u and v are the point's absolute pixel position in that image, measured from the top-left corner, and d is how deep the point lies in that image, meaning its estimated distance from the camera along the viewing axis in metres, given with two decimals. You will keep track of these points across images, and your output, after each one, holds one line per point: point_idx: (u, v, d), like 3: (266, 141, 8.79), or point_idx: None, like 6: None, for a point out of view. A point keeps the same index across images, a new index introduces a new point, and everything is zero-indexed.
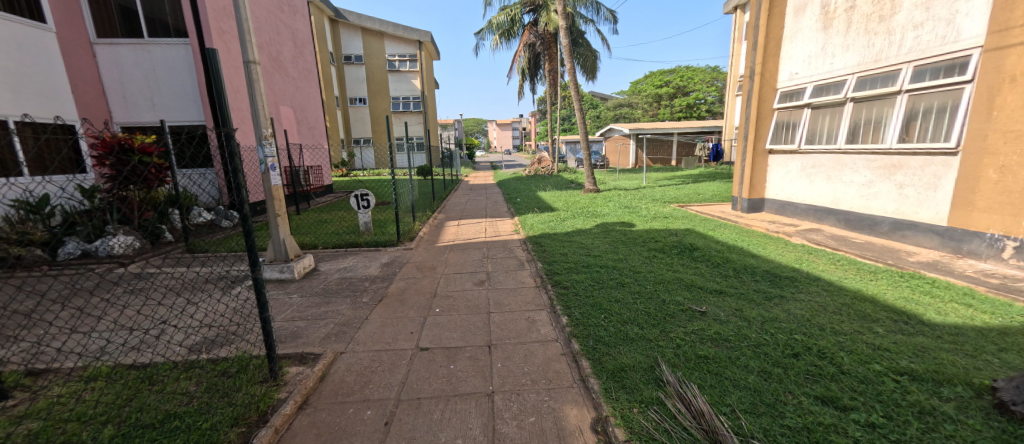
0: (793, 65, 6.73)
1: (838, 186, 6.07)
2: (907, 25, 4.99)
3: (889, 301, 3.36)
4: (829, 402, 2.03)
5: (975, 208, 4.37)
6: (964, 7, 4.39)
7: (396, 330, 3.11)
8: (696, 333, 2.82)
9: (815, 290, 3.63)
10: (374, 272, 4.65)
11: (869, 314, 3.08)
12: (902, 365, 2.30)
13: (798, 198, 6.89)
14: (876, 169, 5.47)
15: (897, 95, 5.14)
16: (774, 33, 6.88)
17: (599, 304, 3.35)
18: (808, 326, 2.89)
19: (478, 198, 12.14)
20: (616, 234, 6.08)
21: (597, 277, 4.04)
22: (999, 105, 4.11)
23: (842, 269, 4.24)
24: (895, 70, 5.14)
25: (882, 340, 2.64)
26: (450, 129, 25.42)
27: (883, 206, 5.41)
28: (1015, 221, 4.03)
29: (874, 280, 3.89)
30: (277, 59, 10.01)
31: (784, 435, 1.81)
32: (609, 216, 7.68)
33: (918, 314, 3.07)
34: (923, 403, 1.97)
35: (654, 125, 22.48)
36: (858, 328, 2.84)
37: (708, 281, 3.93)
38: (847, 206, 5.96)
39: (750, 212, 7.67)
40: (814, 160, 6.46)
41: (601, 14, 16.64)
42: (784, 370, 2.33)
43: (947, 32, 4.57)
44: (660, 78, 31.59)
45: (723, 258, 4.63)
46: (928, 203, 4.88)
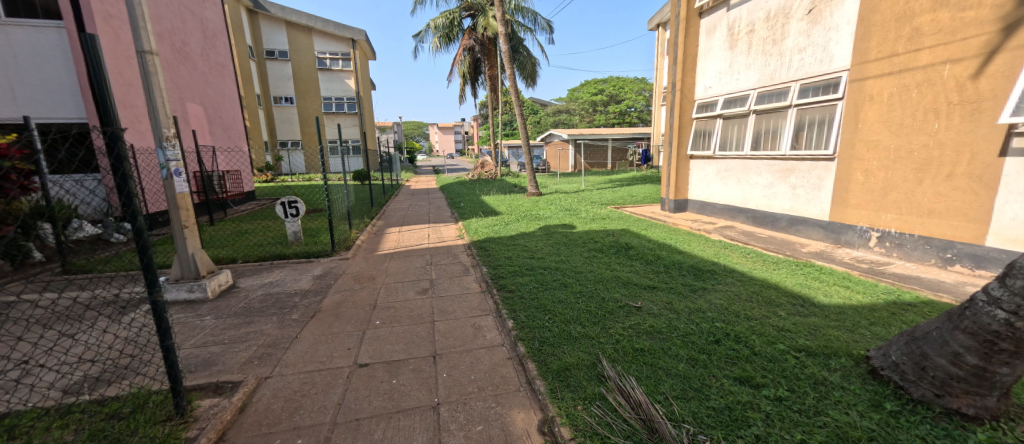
0: (707, 80, 7.50)
1: (746, 187, 6.85)
2: (793, 48, 5.80)
3: (789, 287, 3.86)
4: (745, 382, 2.27)
5: (849, 204, 5.19)
6: (835, 36, 5.22)
7: (331, 347, 2.89)
8: (632, 327, 3.00)
9: (731, 280, 4.05)
10: (305, 285, 4.30)
11: (774, 299, 3.50)
12: (801, 343, 2.64)
13: (715, 199, 7.64)
14: (775, 172, 6.25)
15: (788, 109, 5.94)
16: (691, 50, 7.62)
17: (543, 305, 3.42)
18: (726, 313, 3.21)
19: (419, 203, 11.82)
20: (558, 236, 6.27)
21: (541, 279, 4.12)
22: (863, 119, 4.94)
23: (752, 261, 4.78)
24: (786, 87, 5.94)
25: (784, 322, 3.01)
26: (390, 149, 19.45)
27: (782, 205, 6.20)
28: (876, 217, 4.88)
29: (777, 269, 4.44)
30: (182, 50, 8.89)
31: (709, 416, 1.98)
32: (551, 219, 7.92)
33: (812, 297, 3.57)
34: (817, 374, 2.28)
35: (591, 132, 23.72)
36: (766, 313, 3.21)
37: (642, 277, 4.19)
38: (753, 205, 6.73)
39: (676, 212, 8.36)
40: (726, 165, 7.23)
41: (540, 24, 17.14)
42: (708, 355, 2.57)
43: (823, 56, 5.39)
44: (595, 86, 33.47)
45: (655, 255, 4.99)
46: (814, 202, 5.68)
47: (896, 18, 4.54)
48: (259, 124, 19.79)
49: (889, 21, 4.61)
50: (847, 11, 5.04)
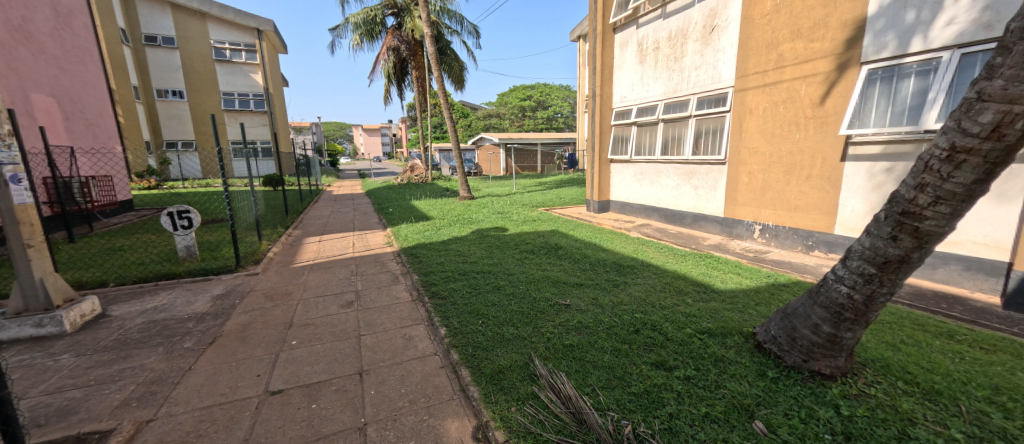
0: (622, 90, 8.15)
1: (658, 188, 7.55)
2: (691, 65, 6.56)
3: (695, 276, 4.34)
4: (661, 366, 2.49)
5: (738, 202, 6.00)
6: (722, 57, 6.02)
7: (236, 376, 2.56)
8: (562, 324, 3.12)
9: (647, 274, 4.43)
10: (202, 307, 3.75)
11: (682, 288, 3.91)
12: (704, 326, 2.98)
13: (632, 199, 8.30)
14: (681, 175, 6.99)
15: (689, 119, 6.70)
16: (607, 62, 8.22)
17: (476, 310, 3.40)
18: (643, 304, 3.50)
19: (342, 209, 11.04)
20: (490, 239, 6.30)
21: (473, 283, 4.09)
22: (746, 129, 5.75)
23: (664, 255, 5.28)
24: (687, 99, 6.70)
25: (691, 308, 3.38)
26: (310, 150, 17.79)
27: (687, 204, 6.95)
28: (759, 212, 5.72)
29: (684, 261, 4.96)
30: (23, 29, 7.23)
31: (631, 401, 2.14)
32: (483, 222, 7.93)
33: (712, 285, 4.05)
34: (717, 353, 2.59)
35: (521, 136, 24.30)
36: (676, 301, 3.58)
37: (570, 276, 4.38)
38: (664, 204, 7.45)
39: (600, 212, 8.91)
40: (641, 168, 7.91)
41: (466, 28, 17.14)
42: (629, 345, 2.77)
43: (714, 74, 6.19)
44: (523, 92, 34.40)
45: (582, 254, 5.26)
46: (712, 201, 6.46)
47: (766, 44, 5.38)
48: (139, 122, 16.90)
49: (761, 46, 5.44)
50: (730, 36, 5.86)
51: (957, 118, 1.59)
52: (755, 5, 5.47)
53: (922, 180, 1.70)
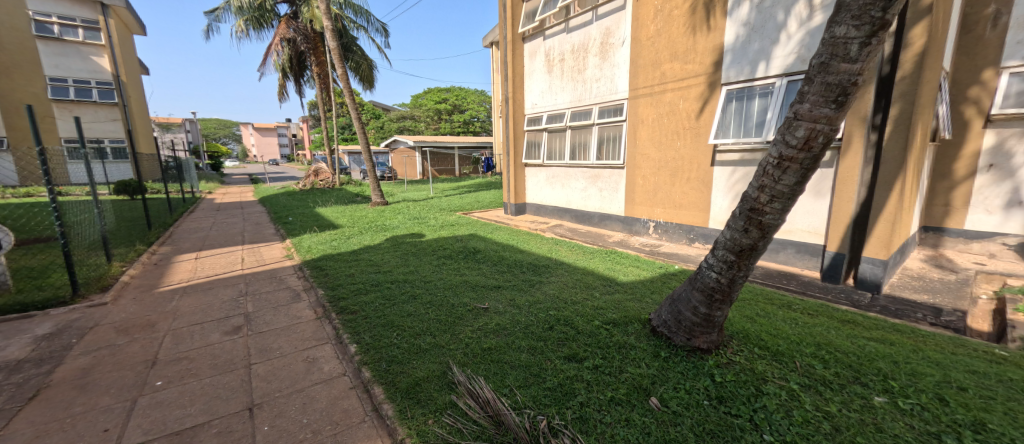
0: (533, 97, 8.51)
1: (568, 191, 8.04)
2: (592, 78, 7.14)
3: (601, 271, 4.72)
4: (573, 358, 2.65)
5: (636, 202, 6.67)
6: (618, 71, 6.66)
7: (73, 435, 2.04)
8: (480, 328, 3.12)
9: (560, 272, 4.68)
10: (20, 353, 2.92)
11: (591, 283, 4.22)
12: (609, 317, 3.24)
13: (546, 202, 8.70)
14: (587, 178, 7.55)
15: (593, 127, 7.27)
16: (518, 69, 8.52)
17: (391, 322, 3.22)
18: (557, 301, 3.68)
19: (228, 220, 9.57)
20: (406, 246, 6.03)
21: (387, 294, 3.88)
22: (639, 137, 6.44)
23: (575, 253, 5.64)
24: (590, 109, 7.27)
25: (598, 301, 3.66)
26: (184, 150, 14.84)
27: (594, 205, 7.52)
28: (652, 211, 6.44)
29: (592, 258, 5.36)
30: None
31: (547, 396, 2.22)
32: (398, 229, 7.58)
33: (616, 278, 4.45)
34: (621, 340, 2.84)
35: (437, 139, 23.83)
36: (586, 296, 3.84)
37: (488, 279, 4.42)
38: (575, 206, 7.96)
39: (516, 214, 9.16)
40: (553, 172, 8.33)
41: (374, 24, 16.26)
42: (544, 342, 2.89)
43: (612, 86, 6.82)
44: (438, 95, 33.81)
45: (499, 257, 5.35)
46: (615, 201, 7.09)
47: (651, 63, 6.09)
48: None
49: (648, 65, 6.16)
50: (623, 54, 6.52)
51: (780, 133, 1.98)
52: (642, 28, 6.16)
53: (762, 182, 2.07)
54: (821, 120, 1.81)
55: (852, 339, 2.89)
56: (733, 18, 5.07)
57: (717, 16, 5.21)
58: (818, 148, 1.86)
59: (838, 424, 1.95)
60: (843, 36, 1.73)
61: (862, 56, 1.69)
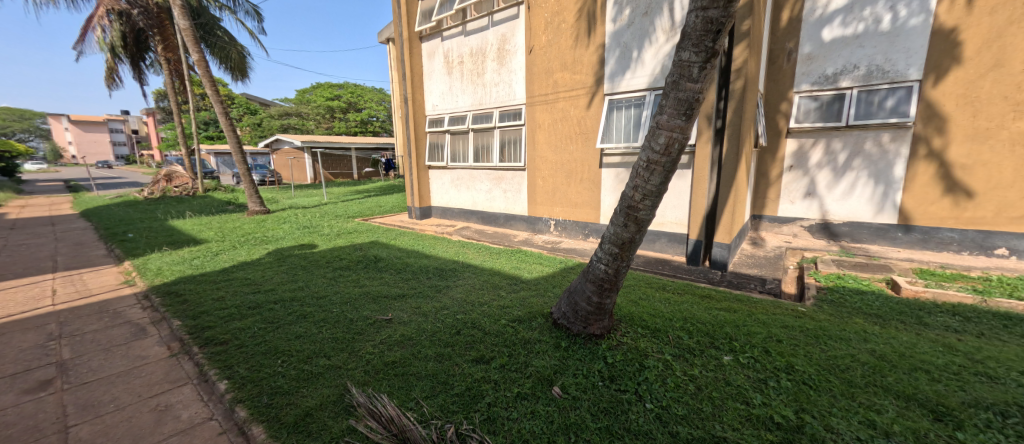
0: (433, 98, 8.33)
1: (473, 193, 8.08)
2: (491, 82, 7.29)
3: (507, 271, 4.85)
4: (480, 360, 2.66)
5: (538, 202, 7.02)
6: (515, 77, 6.93)
7: None
8: (383, 342, 2.93)
9: (467, 274, 4.67)
10: None
11: (497, 283, 4.30)
12: (515, 315, 3.34)
13: (452, 204, 8.60)
14: (491, 180, 7.68)
15: (494, 130, 7.43)
16: (416, 69, 8.25)
17: (274, 348, 2.82)
18: (464, 305, 3.66)
19: (32, 240, 7.30)
20: (293, 260, 5.35)
21: (270, 316, 3.39)
22: (537, 140, 6.78)
23: (482, 255, 5.69)
24: (491, 112, 7.41)
25: (504, 300, 3.74)
26: None
27: (499, 206, 7.69)
28: (552, 210, 6.85)
29: (498, 258, 5.47)
30: None
31: (454, 403, 2.19)
32: (284, 240, 6.70)
33: (521, 276, 4.61)
34: (525, 336, 2.95)
35: (329, 139, 21.76)
36: (492, 296, 3.89)
37: (391, 288, 4.18)
38: (480, 207, 8.03)
39: (422, 218, 8.87)
40: (457, 175, 8.28)
41: (242, 6, 14.11)
42: (451, 347, 2.84)
43: (510, 91, 7.06)
44: (328, 91, 30.92)
45: (403, 263, 5.11)
46: (518, 202, 7.35)
47: (545, 71, 6.48)
48: None
49: (541, 73, 6.53)
50: (519, 61, 6.80)
51: (646, 140, 2.27)
52: (535, 37, 6.50)
53: (636, 182, 2.35)
54: (676, 130, 2.15)
55: (709, 310, 3.48)
56: (611, 36, 5.67)
57: (598, 32, 5.77)
58: (675, 153, 2.19)
59: (700, 383, 2.33)
60: (687, 60, 2.05)
61: (701, 78, 2.04)
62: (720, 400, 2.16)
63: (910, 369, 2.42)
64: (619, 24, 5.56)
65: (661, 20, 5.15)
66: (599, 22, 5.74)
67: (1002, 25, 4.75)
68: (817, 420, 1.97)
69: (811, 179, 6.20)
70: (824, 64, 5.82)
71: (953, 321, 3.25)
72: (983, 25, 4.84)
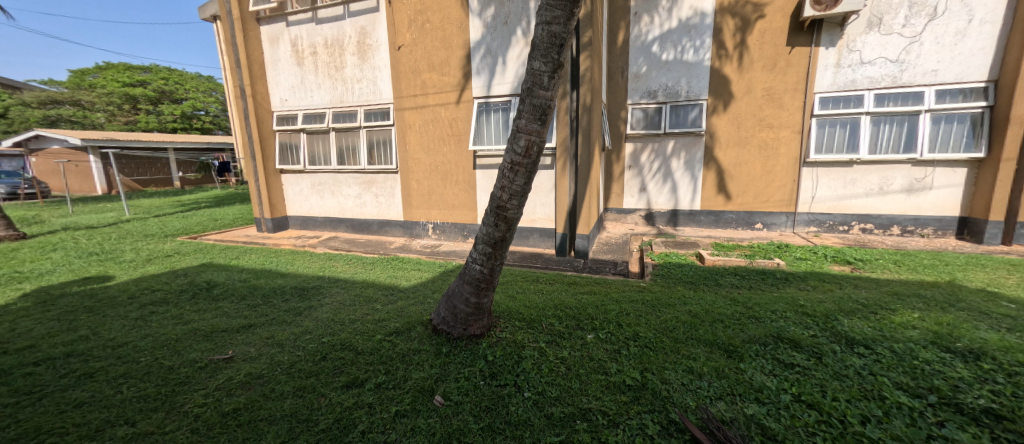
0: (280, 92, 7.21)
1: (340, 199, 7.30)
2: (352, 77, 6.69)
3: (382, 281, 4.52)
4: (351, 385, 2.40)
5: (413, 206, 6.76)
6: (379, 74, 6.50)
7: None
8: (221, 387, 2.39)
9: (335, 290, 4.17)
10: None
11: (371, 296, 3.96)
12: (391, 328, 3.12)
13: (313, 213, 7.60)
14: (360, 184, 7.07)
15: (359, 129, 6.83)
16: (254, 56, 7.00)
17: (38, 428, 2.02)
18: (330, 325, 3.25)
19: None
20: (74, 300, 3.94)
21: (32, 385, 2.42)
22: (408, 142, 6.51)
23: (352, 266, 5.17)
24: (354, 110, 6.80)
25: (379, 313, 3.47)
26: None
27: (370, 211, 7.13)
28: (428, 213, 6.68)
29: (372, 268, 5.06)
30: None
31: (320, 441, 1.92)
32: (56, 274, 4.88)
33: (398, 285, 4.36)
34: (403, 349, 2.78)
35: (131, 137, 16.85)
36: (365, 311, 3.56)
37: (234, 319, 3.44)
38: (349, 214, 7.31)
39: (276, 231, 7.61)
40: (318, 179, 7.36)
41: None
42: (316, 376, 2.49)
43: (374, 89, 6.59)
44: (126, 75, 23.92)
45: (251, 287, 4.27)
46: (392, 206, 6.95)
47: (411, 71, 6.26)
48: None
49: (408, 71, 6.29)
50: (382, 57, 6.41)
51: (509, 143, 2.40)
52: (398, 34, 6.21)
53: (502, 183, 2.46)
54: (533, 134, 2.31)
55: (574, 296, 3.89)
56: (474, 40, 5.80)
57: (461, 36, 5.84)
58: (535, 155, 2.37)
59: (568, 363, 2.57)
60: (538, 69, 2.23)
61: (551, 86, 2.24)
62: (585, 376, 2.42)
63: (712, 321, 3.13)
64: (481, 29, 5.73)
65: (519, 31, 5.52)
66: (462, 26, 5.81)
67: (750, 62, 6.55)
68: (656, 375, 2.38)
69: (643, 177, 7.50)
70: (647, 82, 7.11)
71: (735, 280, 4.35)
72: (740, 60, 6.58)
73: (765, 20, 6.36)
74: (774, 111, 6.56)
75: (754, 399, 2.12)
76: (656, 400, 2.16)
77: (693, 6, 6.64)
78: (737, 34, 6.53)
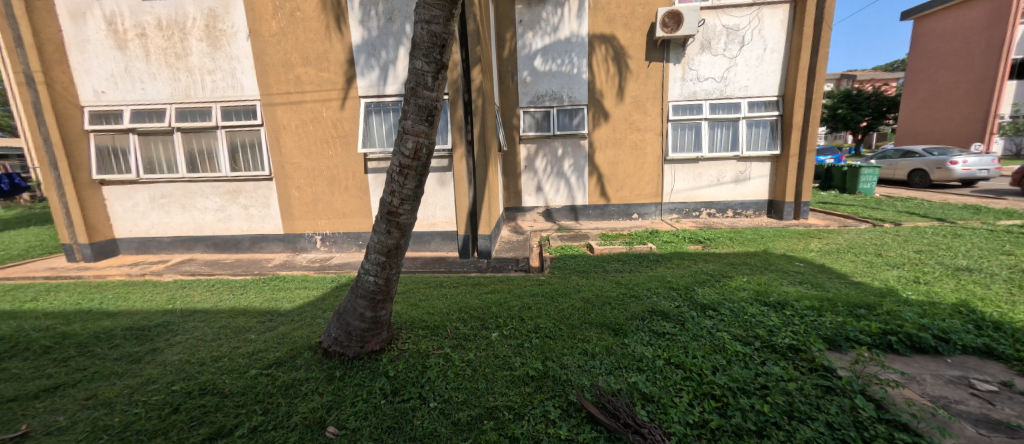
0: (93, 81, 5.65)
1: (194, 214, 6.06)
2: (200, 68, 5.61)
3: (258, 306, 3.87)
4: (217, 436, 2.01)
5: (294, 216, 5.98)
6: (238, 66, 5.58)
7: None
8: None
9: (193, 325, 3.43)
10: None
11: (243, 326, 3.36)
12: (270, 358, 2.69)
13: (156, 232, 6.15)
14: (222, 195, 5.97)
15: (215, 130, 5.76)
16: (46, 33, 5.34)
17: None
18: (186, 368, 2.66)
19: None
20: None
21: None
22: (283, 144, 5.73)
23: (216, 293, 4.33)
24: (207, 107, 5.70)
25: (255, 344, 2.97)
26: None
27: (238, 226, 6.08)
28: (314, 223, 5.99)
29: (243, 293, 4.31)
30: None
31: None
32: None
33: (278, 309, 3.79)
34: (286, 381, 2.43)
35: None
36: (235, 344, 3.01)
37: (31, 382, 2.57)
38: (209, 231, 6.12)
39: (98, 260, 5.94)
40: (160, 191, 5.98)
41: None
42: (166, 435, 2.02)
43: (233, 83, 5.64)
44: None
45: (60, 336, 3.25)
46: (267, 218, 6.04)
47: (281, 64, 5.53)
48: None
49: (276, 65, 5.53)
50: (241, 46, 5.51)
51: (396, 145, 2.29)
52: (260, 21, 5.41)
53: (392, 188, 2.34)
54: (421, 135, 2.24)
55: (479, 296, 3.90)
56: (354, 34, 5.37)
57: (340, 28, 5.36)
58: (425, 157, 2.30)
59: (474, 365, 2.57)
60: (420, 69, 2.17)
61: (436, 87, 2.20)
62: (491, 374, 2.45)
63: (602, 304, 3.47)
64: (362, 23, 5.33)
65: (404, 29, 5.30)
66: (340, 18, 5.34)
67: (619, 72, 7.44)
68: (555, 362, 2.53)
69: (537, 176, 7.93)
70: (535, 87, 7.53)
71: (620, 265, 4.90)
72: (611, 71, 7.43)
73: (628, 37, 7.30)
74: (640, 116, 7.57)
75: (636, 369, 2.41)
76: (557, 385, 2.30)
77: (569, 19, 7.24)
78: (607, 47, 7.34)
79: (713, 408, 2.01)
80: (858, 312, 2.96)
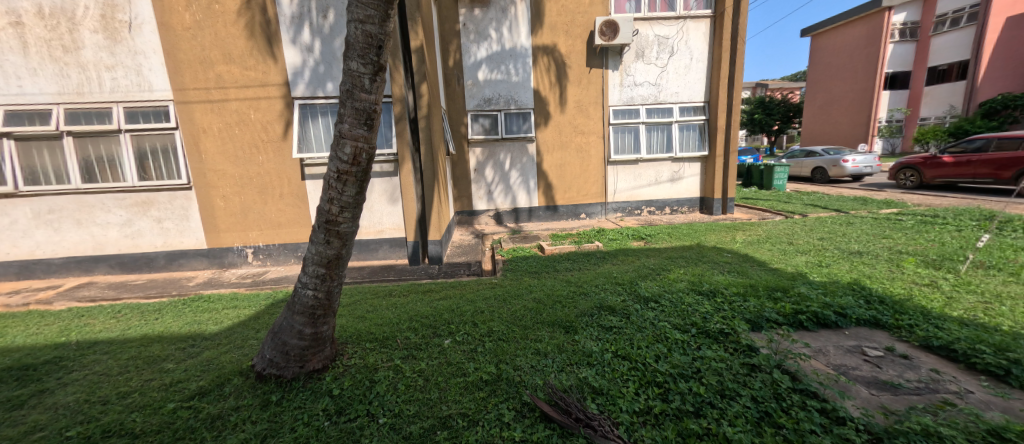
0: None
1: (92, 230, 5.26)
2: (96, 63, 4.90)
3: (176, 331, 3.44)
4: None
5: (220, 229, 5.43)
6: (145, 62, 4.96)
7: None
8: None
9: (92, 359, 2.96)
10: None
11: (157, 355, 2.96)
12: (192, 389, 2.41)
13: (41, 254, 5.24)
14: (128, 207, 5.26)
15: (117, 134, 5.05)
16: None
17: None
18: (83, 410, 2.29)
19: None
20: None
21: None
22: (203, 149, 5.19)
23: (125, 320, 3.79)
24: (105, 108, 4.99)
25: (173, 374, 2.64)
26: None
27: (151, 242, 5.38)
28: (244, 235, 5.48)
29: (158, 317, 3.81)
30: None
31: None
32: None
33: (202, 332, 3.39)
34: (212, 413, 2.19)
35: None
36: (148, 377, 2.65)
37: None
38: (113, 249, 5.35)
39: None
40: (45, 205, 5.11)
41: None
42: None
43: (139, 80, 5.00)
44: None
45: None
46: (187, 232, 5.42)
47: (198, 61, 5.00)
48: None
49: (192, 61, 5.00)
50: (148, 39, 4.91)
51: (333, 150, 2.17)
52: (171, 13, 4.86)
53: (330, 195, 2.21)
54: (360, 139, 2.14)
55: (430, 303, 3.80)
56: (284, 31, 5.00)
57: (268, 25, 4.97)
58: (365, 162, 2.19)
59: (426, 374, 2.50)
60: (356, 70, 2.07)
61: (373, 89, 2.11)
62: (444, 383, 2.40)
63: (553, 304, 3.54)
64: (292, 20, 4.97)
65: (340, 28, 5.04)
66: (268, 14, 4.95)
67: (562, 78, 7.68)
68: (509, 365, 2.54)
69: (486, 180, 7.92)
70: (481, 90, 7.52)
71: (570, 264, 5.04)
72: (554, 76, 7.65)
73: (569, 44, 7.57)
74: (583, 120, 7.88)
75: (586, 364, 2.49)
76: (511, 387, 2.30)
77: (512, 24, 7.33)
78: (550, 53, 7.55)
79: (656, 394, 2.14)
80: (775, 295, 3.31)
